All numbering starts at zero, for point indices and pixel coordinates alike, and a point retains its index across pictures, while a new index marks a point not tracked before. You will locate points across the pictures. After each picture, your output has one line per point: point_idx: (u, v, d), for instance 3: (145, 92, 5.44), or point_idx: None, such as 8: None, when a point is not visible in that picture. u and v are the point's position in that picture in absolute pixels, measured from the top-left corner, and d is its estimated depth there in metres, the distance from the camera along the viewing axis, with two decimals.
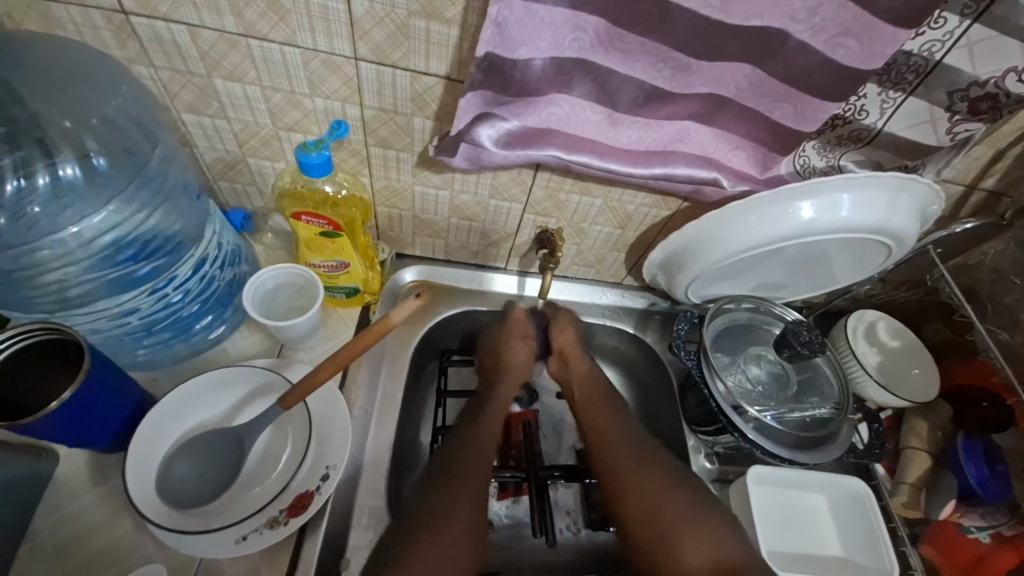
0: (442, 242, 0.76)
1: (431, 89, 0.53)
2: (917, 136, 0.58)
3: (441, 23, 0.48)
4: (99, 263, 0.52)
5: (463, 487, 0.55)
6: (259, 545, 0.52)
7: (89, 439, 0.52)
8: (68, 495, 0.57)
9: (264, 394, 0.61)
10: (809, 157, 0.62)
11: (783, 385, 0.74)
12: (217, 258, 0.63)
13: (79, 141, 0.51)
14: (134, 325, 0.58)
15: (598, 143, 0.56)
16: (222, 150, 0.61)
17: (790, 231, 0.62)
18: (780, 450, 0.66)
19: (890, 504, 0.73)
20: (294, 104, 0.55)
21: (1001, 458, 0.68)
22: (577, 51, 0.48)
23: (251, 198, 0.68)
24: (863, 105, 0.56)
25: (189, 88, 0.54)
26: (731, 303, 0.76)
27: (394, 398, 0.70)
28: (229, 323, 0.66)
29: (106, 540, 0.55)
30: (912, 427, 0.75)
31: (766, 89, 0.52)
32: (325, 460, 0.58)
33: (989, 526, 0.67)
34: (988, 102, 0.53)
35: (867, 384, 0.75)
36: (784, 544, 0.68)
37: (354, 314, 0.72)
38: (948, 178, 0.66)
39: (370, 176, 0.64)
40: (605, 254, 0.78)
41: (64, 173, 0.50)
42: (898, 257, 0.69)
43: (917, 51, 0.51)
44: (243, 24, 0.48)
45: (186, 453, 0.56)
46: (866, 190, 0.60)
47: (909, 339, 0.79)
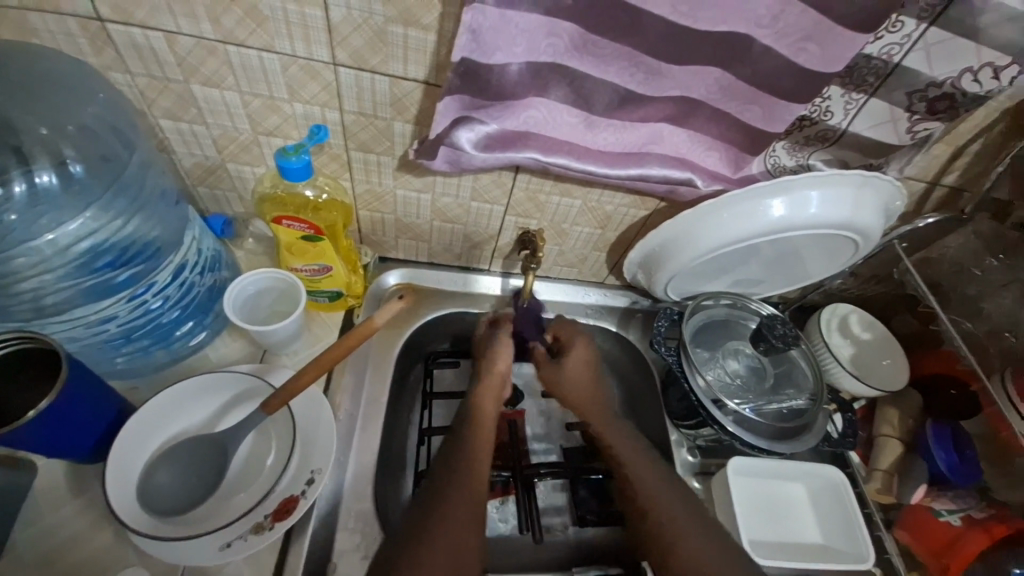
0: (425, 245, 0.77)
1: (410, 94, 0.54)
2: (880, 135, 0.61)
3: (419, 30, 0.49)
4: (75, 271, 0.52)
5: (458, 498, 0.54)
6: (243, 551, 0.52)
7: (68, 449, 0.51)
8: (47, 507, 0.56)
9: (247, 399, 0.61)
10: (779, 156, 0.64)
11: (760, 378, 0.76)
12: (197, 263, 0.62)
13: (55, 148, 0.50)
14: (113, 333, 0.57)
15: (575, 144, 0.58)
16: (201, 156, 0.61)
17: (762, 228, 0.64)
18: (758, 441, 0.68)
19: (866, 490, 0.76)
20: (274, 110, 0.56)
21: (970, 443, 0.71)
22: (552, 56, 0.49)
23: (232, 204, 0.68)
24: (828, 106, 0.59)
25: (167, 95, 0.54)
26: (709, 299, 0.79)
27: (380, 401, 0.71)
28: (211, 329, 0.66)
29: (87, 551, 0.54)
30: (884, 416, 0.77)
31: (735, 92, 0.54)
32: (310, 465, 0.58)
33: (959, 509, 0.69)
34: (945, 101, 0.56)
35: (840, 375, 0.78)
36: (765, 533, 0.70)
37: (338, 318, 0.72)
38: (911, 175, 0.69)
39: (351, 180, 0.65)
40: (586, 254, 0.80)
41: (40, 180, 0.50)
42: (866, 251, 0.71)
43: (877, 54, 0.54)
44: (220, 31, 0.48)
45: (169, 460, 0.55)
46: (833, 187, 0.62)
47: (880, 331, 0.82)
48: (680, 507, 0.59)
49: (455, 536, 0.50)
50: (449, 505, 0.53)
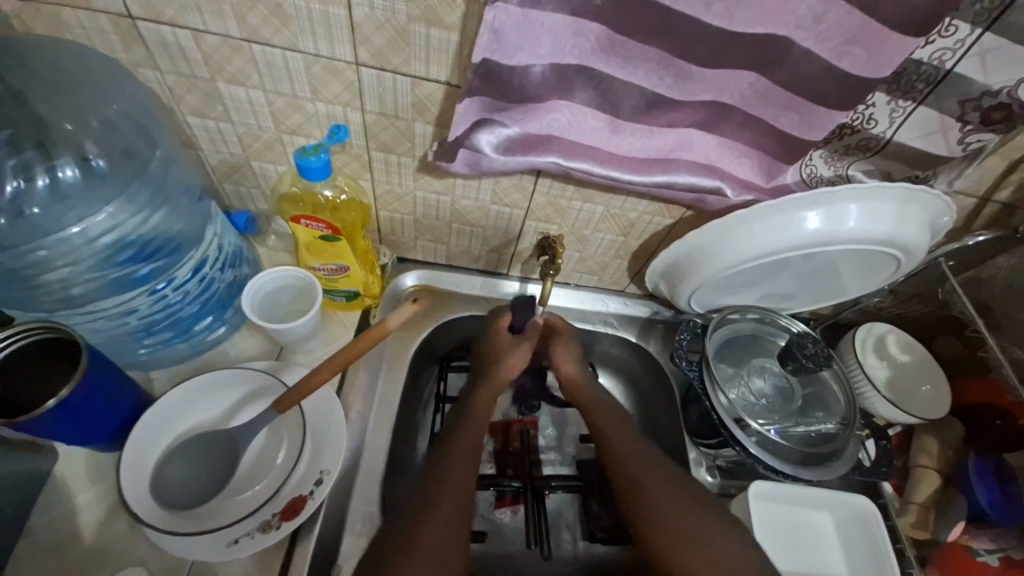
0: (443, 247, 0.76)
1: (432, 95, 0.53)
2: (929, 146, 0.56)
3: (441, 29, 0.48)
4: (100, 264, 0.53)
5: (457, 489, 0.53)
6: (250, 549, 0.52)
7: (90, 435, 0.53)
8: (66, 492, 0.58)
9: (260, 396, 0.61)
10: (816, 166, 0.61)
11: (788, 398, 0.72)
12: (218, 260, 0.63)
13: (78, 144, 0.52)
14: (134, 325, 0.59)
15: (599, 149, 0.56)
16: (226, 153, 0.62)
17: (795, 241, 0.61)
18: (782, 466, 0.64)
19: (898, 525, 0.70)
20: (297, 109, 0.56)
21: (1016, 479, 0.66)
22: (578, 57, 0.47)
23: (255, 201, 0.69)
24: (872, 114, 0.55)
25: (194, 92, 0.54)
26: (736, 313, 0.75)
27: (393, 403, 0.70)
28: (229, 324, 0.67)
29: (101, 538, 0.56)
30: (923, 445, 0.73)
31: (771, 97, 0.51)
32: (319, 465, 0.58)
33: (998, 550, 0.65)
34: (1001, 112, 0.52)
35: (875, 399, 0.73)
36: (786, 563, 0.67)
37: (353, 317, 0.72)
38: (960, 189, 0.64)
39: (371, 180, 0.64)
40: (608, 262, 0.78)
41: (63, 175, 0.51)
42: (909, 269, 0.67)
43: (927, 59, 0.50)
44: (246, 29, 0.49)
45: (183, 453, 0.56)
46: (874, 201, 0.59)
47: (919, 353, 0.77)
48: (665, 487, 0.57)
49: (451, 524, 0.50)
50: (446, 487, 0.53)
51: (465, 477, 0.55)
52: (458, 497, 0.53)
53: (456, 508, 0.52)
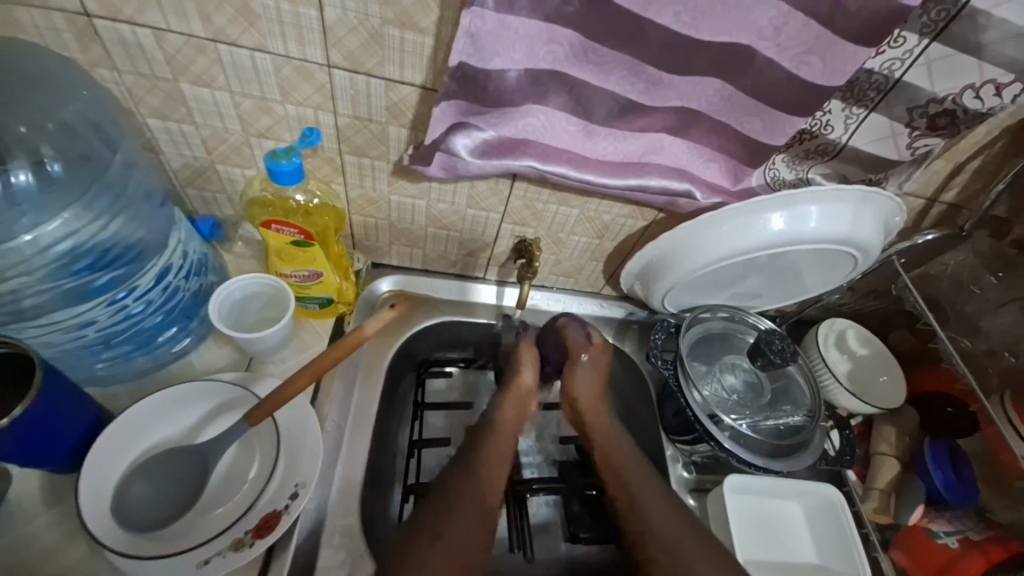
0: (419, 252, 0.75)
1: (406, 98, 0.53)
2: (879, 151, 0.60)
3: (416, 33, 0.47)
4: (54, 273, 0.50)
5: (469, 518, 0.52)
6: (222, 569, 0.50)
7: (43, 457, 0.49)
8: (18, 518, 0.54)
9: (229, 409, 0.59)
10: (778, 169, 0.63)
11: (757, 393, 0.75)
12: (182, 267, 0.61)
13: (33, 147, 0.49)
14: (91, 338, 0.56)
15: (574, 153, 0.57)
16: (190, 157, 0.59)
17: (762, 241, 0.63)
18: (755, 458, 0.66)
19: (862, 510, 0.74)
20: (266, 111, 0.54)
21: (967, 462, 0.71)
22: (552, 63, 0.48)
23: (221, 207, 0.67)
24: (829, 120, 0.58)
25: (156, 93, 0.52)
26: (707, 312, 0.78)
27: (369, 410, 0.69)
28: (195, 335, 0.64)
29: (59, 566, 0.52)
30: (881, 434, 0.76)
31: (736, 103, 0.53)
32: (294, 478, 0.56)
33: (956, 531, 0.69)
34: (945, 117, 0.55)
35: (838, 392, 0.77)
36: (760, 553, 0.69)
37: (327, 325, 0.71)
38: (910, 191, 0.69)
39: (344, 184, 0.63)
40: (583, 264, 0.78)
41: (16, 179, 0.48)
42: (865, 267, 0.71)
43: (878, 68, 0.53)
44: (211, 29, 0.47)
45: (145, 472, 0.54)
46: (833, 202, 0.62)
47: (877, 347, 0.81)
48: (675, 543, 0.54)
49: (457, 543, 0.50)
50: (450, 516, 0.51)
51: (480, 491, 0.55)
52: (470, 517, 0.52)
53: (469, 536, 0.50)
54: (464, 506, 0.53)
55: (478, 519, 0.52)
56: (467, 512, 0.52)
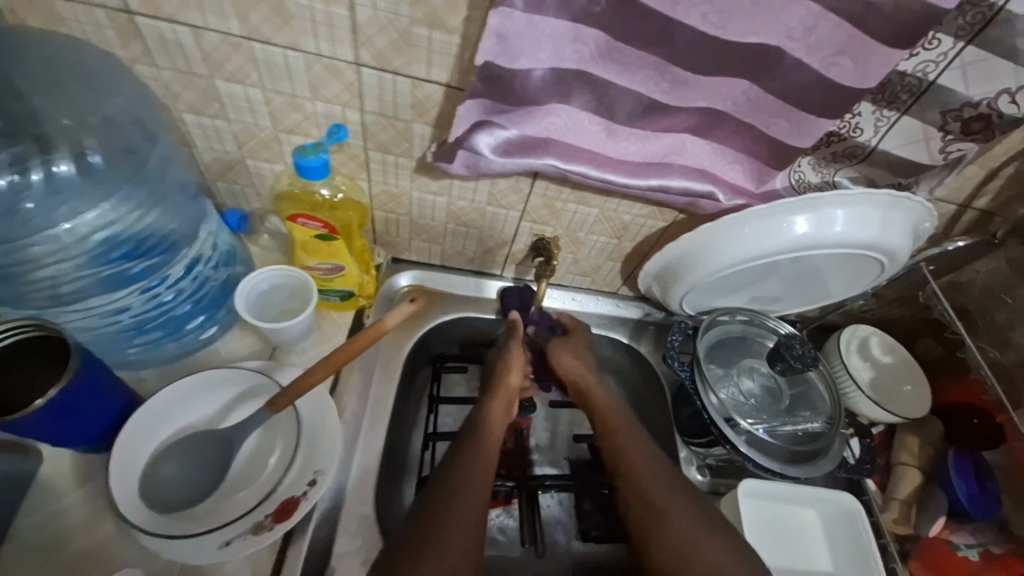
0: (438, 248, 0.76)
1: (431, 97, 0.54)
2: (910, 154, 0.58)
3: (443, 32, 0.48)
4: (93, 261, 0.53)
5: (468, 496, 0.53)
6: (242, 551, 0.52)
7: (73, 437, 0.52)
8: (53, 493, 0.57)
9: (251, 397, 0.61)
10: (805, 172, 0.62)
11: (775, 399, 0.74)
12: (211, 258, 0.63)
13: (76, 140, 0.51)
14: (126, 323, 0.58)
15: (596, 153, 0.57)
16: (221, 151, 0.61)
17: (784, 244, 0.62)
18: (771, 464, 0.66)
19: (880, 520, 0.73)
20: (295, 108, 0.56)
21: (991, 474, 0.69)
22: (577, 63, 0.48)
23: (249, 200, 0.68)
24: (858, 123, 0.57)
25: (191, 89, 0.54)
26: (726, 315, 0.77)
27: (386, 402, 0.70)
28: (222, 324, 0.66)
29: (90, 541, 0.55)
30: (903, 442, 0.75)
31: (763, 105, 0.52)
32: (313, 465, 0.58)
33: (978, 544, 0.68)
34: (980, 122, 0.54)
35: (859, 399, 0.75)
36: (773, 559, 0.68)
37: (348, 318, 0.72)
38: (941, 197, 0.67)
39: (368, 181, 0.64)
40: (602, 263, 0.78)
41: (58, 170, 0.50)
42: (892, 273, 0.69)
43: (911, 71, 0.52)
44: (246, 27, 0.48)
45: (173, 453, 0.56)
46: (859, 206, 0.61)
47: (901, 355, 0.79)
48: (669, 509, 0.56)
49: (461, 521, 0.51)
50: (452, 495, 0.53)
51: (476, 486, 0.54)
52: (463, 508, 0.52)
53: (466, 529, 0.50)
54: (461, 493, 0.53)
55: (476, 498, 0.53)
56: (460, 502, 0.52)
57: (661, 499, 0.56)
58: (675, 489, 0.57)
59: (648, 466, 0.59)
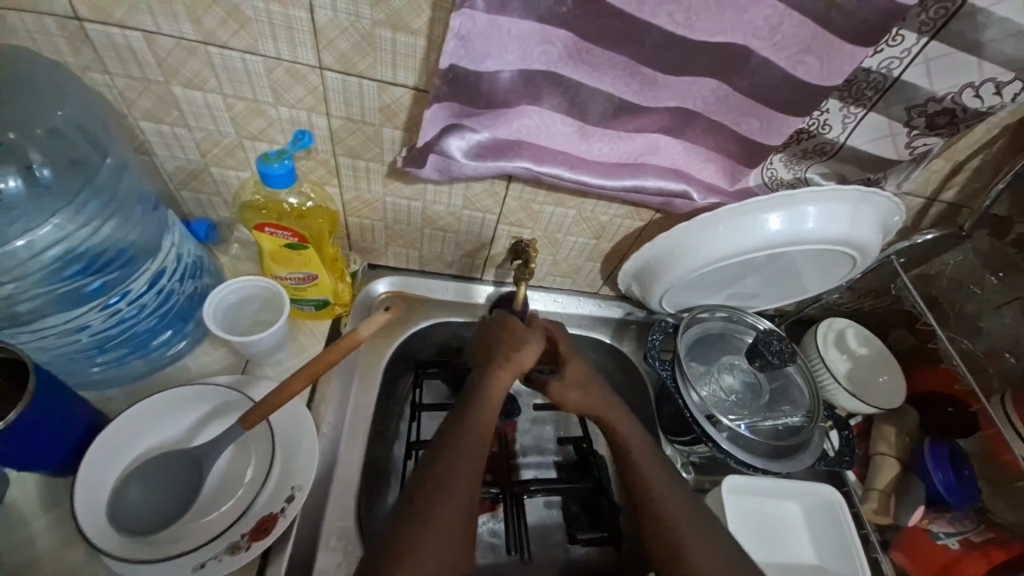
0: (415, 253, 0.75)
1: (399, 100, 0.53)
2: (878, 150, 0.59)
3: (408, 34, 0.47)
4: (47, 278, 0.50)
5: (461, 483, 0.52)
6: (218, 572, 0.50)
7: (38, 463, 0.49)
8: (14, 523, 0.54)
9: (223, 414, 0.59)
10: (776, 169, 0.63)
11: (756, 394, 0.75)
12: (176, 270, 0.60)
13: (21, 153, 0.48)
14: (85, 342, 0.55)
15: (569, 154, 0.56)
16: (184, 160, 0.59)
17: (759, 242, 0.63)
18: (753, 460, 0.66)
19: (861, 511, 0.74)
20: (259, 113, 0.54)
21: (967, 462, 0.70)
22: (545, 64, 0.48)
23: (217, 209, 0.66)
24: (827, 120, 0.57)
25: (147, 96, 0.52)
26: (705, 312, 0.77)
27: (367, 411, 0.69)
28: (191, 338, 0.64)
29: (55, 570, 0.52)
30: (881, 433, 0.76)
31: (732, 103, 0.53)
32: (290, 480, 0.56)
33: (957, 532, 0.69)
34: (945, 116, 0.55)
35: (836, 392, 0.76)
36: (758, 554, 0.68)
37: (324, 327, 0.71)
38: (909, 191, 0.68)
39: (339, 187, 0.63)
40: (581, 264, 0.78)
41: (4, 185, 0.47)
42: (864, 266, 0.70)
43: (876, 67, 0.53)
44: (202, 31, 0.47)
45: (141, 476, 0.54)
46: (831, 202, 0.61)
47: (876, 346, 0.80)
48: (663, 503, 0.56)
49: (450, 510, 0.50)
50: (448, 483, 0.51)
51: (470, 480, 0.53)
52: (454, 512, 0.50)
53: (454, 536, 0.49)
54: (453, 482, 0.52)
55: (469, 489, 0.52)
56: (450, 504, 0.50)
57: (658, 494, 0.56)
58: (670, 486, 0.57)
59: (646, 460, 0.59)
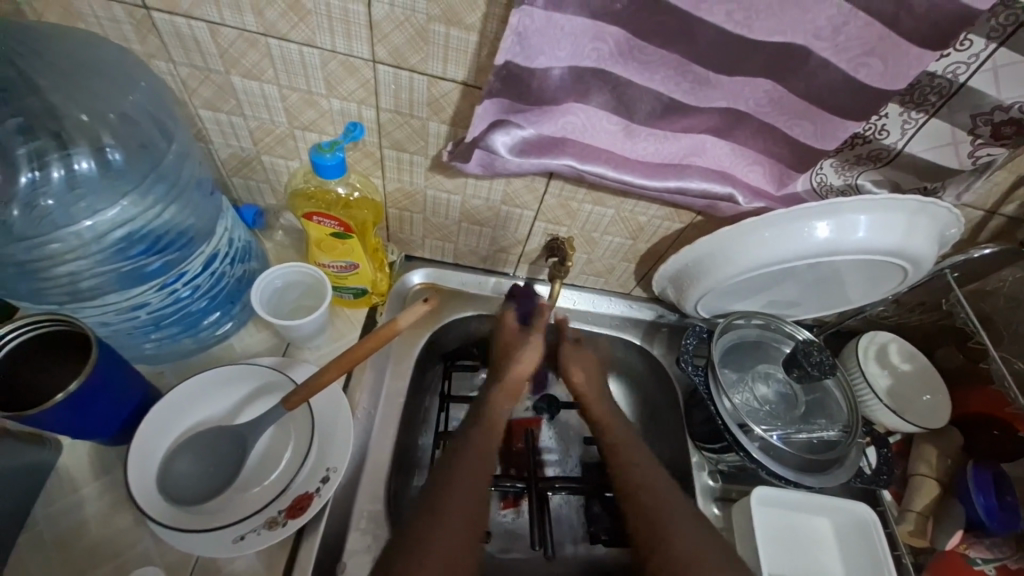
0: (451, 246, 0.76)
1: (447, 94, 0.53)
2: (939, 158, 0.57)
3: (460, 29, 0.47)
4: (112, 256, 0.53)
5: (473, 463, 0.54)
6: (256, 545, 0.53)
7: (92, 431, 0.52)
8: (71, 486, 0.58)
9: (266, 394, 0.62)
10: (826, 175, 0.61)
11: (791, 405, 0.73)
12: (227, 254, 0.63)
13: (94, 136, 0.51)
14: (143, 319, 0.58)
15: (613, 153, 0.56)
16: (237, 147, 0.62)
17: (805, 249, 0.61)
18: (785, 472, 0.64)
19: (896, 532, 0.72)
20: (311, 104, 0.55)
21: (1011, 488, 0.66)
22: (595, 61, 0.47)
23: (264, 196, 0.69)
24: (885, 125, 0.55)
25: (207, 85, 0.54)
26: (741, 319, 0.75)
27: (398, 400, 0.70)
28: (237, 320, 0.67)
29: (106, 532, 0.56)
30: (921, 454, 0.73)
31: (786, 106, 0.51)
32: (325, 462, 0.58)
33: (994, 559, 0.66)
34: (1012, 126, 0.52)
35: (876, 408, 0.74)
36: (787, 567, 0.67)
37: (360, 315, 0.72)
38: (969, 202, 0.65)
39: (382, 178, 0.64)
40: (615, 264, 0.78)
41: (79, 166, 0.51)
42: (914, 280, 0.68)
43: (942, 71, 0.50)
44: (263, 23, 0.48)
45: (188, 447, 0.57)
46: (884, 212, 0.59)
47: (921, 363, 0.77)
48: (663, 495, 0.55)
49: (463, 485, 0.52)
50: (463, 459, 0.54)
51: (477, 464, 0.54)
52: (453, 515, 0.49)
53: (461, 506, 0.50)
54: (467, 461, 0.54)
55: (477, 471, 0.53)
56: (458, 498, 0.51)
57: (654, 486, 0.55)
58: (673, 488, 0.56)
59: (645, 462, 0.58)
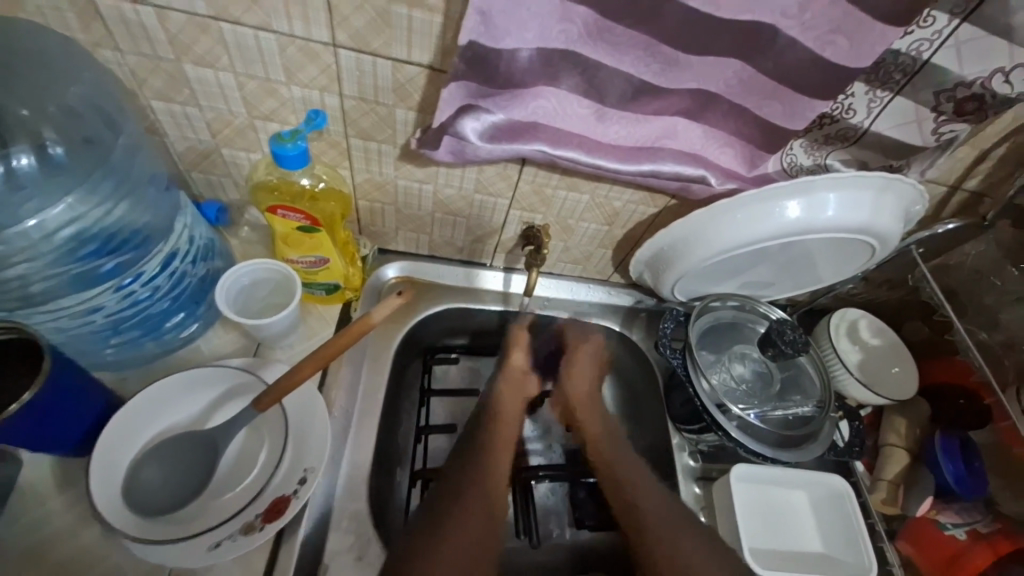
0: (425, 237, 0.74)
1: (413, 79, 0.51)
2: (904, 136, 0.58)
3: (423, 11, 0.46)
4: (62, 258, 0.50)
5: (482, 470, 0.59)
6: (232, 551, 0.51)
7: (52, 442, 0.50)
8: (32, 501, 0.55)
9: (235, 396, 0.60)
10: (796, 155, 0.61)
11: (767, 383, 0.74)
12: (189, 252, 0.60)
13: (34, 131, 0.48)
14: (100, 323, 0.56)
15: (585, 137, 0.55)
16: (194, 140, 0.59)
17: (777, 229, 0.62)
18: (762, 449, 0.66)
19: (868, 501, 0.74)
20: (270, 93, 0.53)
21: (978, 454, 0.70)
22: (565, 42, 0.46)
23: (227, 191, 0.66)
24: (851, 104, 0.56)
25: (158, 74, 0.51)
26: (716, 301, 0.76)
27: (377, 396, 0.69)
28: (203, 321, 0.64)
29: (72, 547, 0.53)
30: (891, 425, 0.75)
31: (755, 86, 0.51)
32: (302, 463, 0.57)
33: (964, 523, 0.69)
34: (973, 102, 0.53)
35: (848, 382, 0.76)
36: (765, 541, 0.68)
37: (334, 311, 0.70)
38: (933, 178, 0.66)
39: (350, 169, 0.62)
40: (592, 251, 0.77)
41: (18, 164, 0.47)
42: (881, 257, 0.69)
43: (905, 50, 0.51)
44: (215, 7, 0.46)
45: (158, 454, 0.54)
46: (852, 190, 0.60)
47: (889, 338, 0.80)
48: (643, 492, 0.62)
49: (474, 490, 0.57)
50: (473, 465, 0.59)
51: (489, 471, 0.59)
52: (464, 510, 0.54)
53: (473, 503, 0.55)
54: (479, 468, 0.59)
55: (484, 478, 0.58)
56: (466, 502, 0.55)
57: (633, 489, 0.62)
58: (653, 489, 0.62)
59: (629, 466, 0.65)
